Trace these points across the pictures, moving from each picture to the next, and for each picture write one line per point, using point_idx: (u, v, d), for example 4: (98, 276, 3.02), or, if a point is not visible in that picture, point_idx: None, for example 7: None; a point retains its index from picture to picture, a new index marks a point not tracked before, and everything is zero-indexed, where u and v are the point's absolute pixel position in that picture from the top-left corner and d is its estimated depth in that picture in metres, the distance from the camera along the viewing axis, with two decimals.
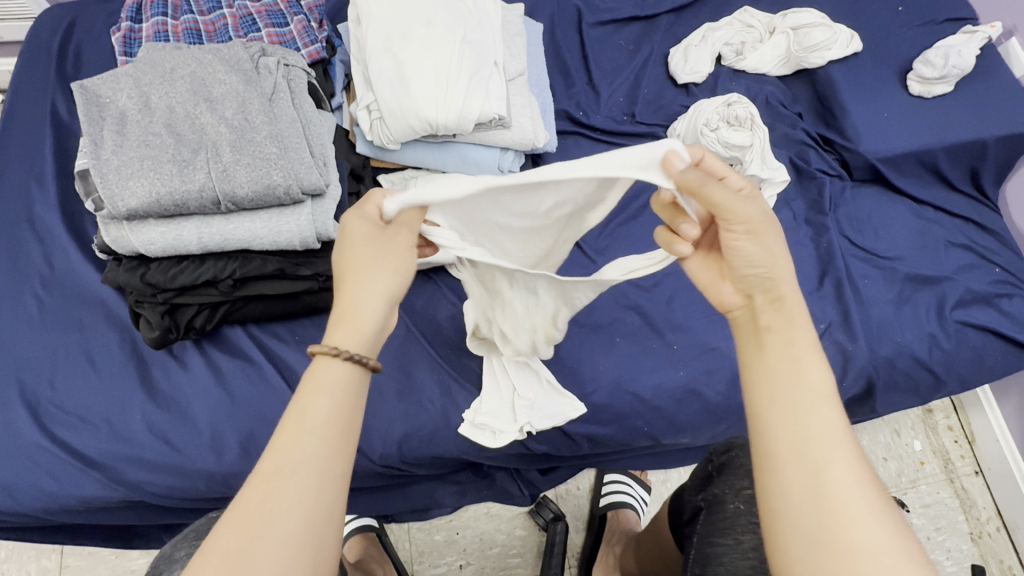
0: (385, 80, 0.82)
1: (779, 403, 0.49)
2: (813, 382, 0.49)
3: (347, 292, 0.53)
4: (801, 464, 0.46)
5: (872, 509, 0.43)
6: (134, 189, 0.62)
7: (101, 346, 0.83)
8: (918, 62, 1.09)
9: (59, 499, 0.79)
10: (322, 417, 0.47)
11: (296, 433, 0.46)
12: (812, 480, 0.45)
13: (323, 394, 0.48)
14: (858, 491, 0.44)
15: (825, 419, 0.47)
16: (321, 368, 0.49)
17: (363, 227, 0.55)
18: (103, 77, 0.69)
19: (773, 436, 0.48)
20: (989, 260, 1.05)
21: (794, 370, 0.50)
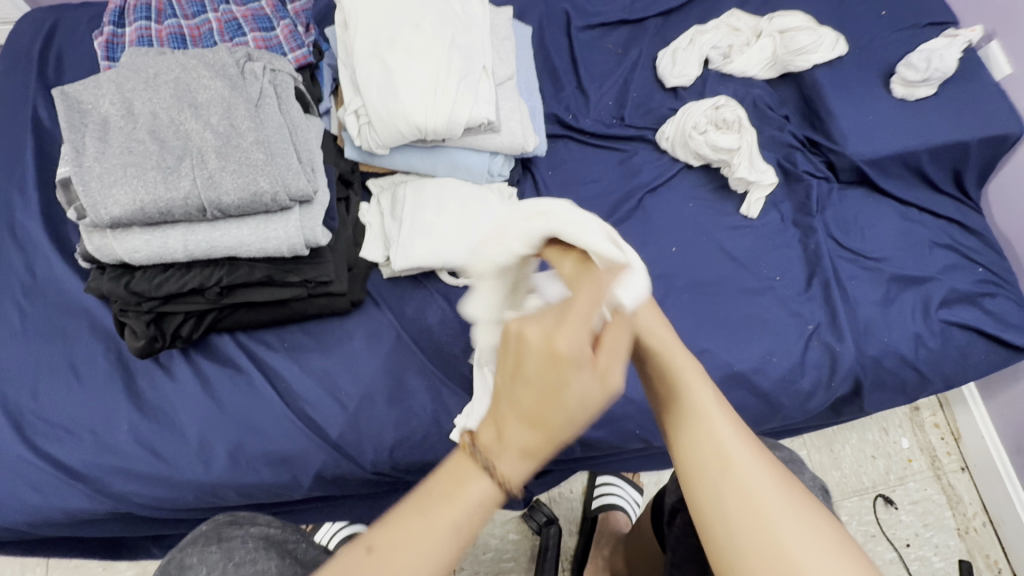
0: (373, 84, 0.82)
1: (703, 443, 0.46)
2: (701, 401, 0.48)
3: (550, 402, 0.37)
4: (719, 490, 0.45)
5: (791, 509, 0.43)
6: (117, 197, 0.61)
7: (85, 355, 0.81)
8: (902, 65, 1.11)
9: (43, 512, 0.77)
10: (456, 525, 0.39)
11: (429, 529, 0.39)
12: (730, 507, 0.44)
13: (465, 506, 0.39)
14: (773, 489, 0.44)
15: (725, 433, 0.47)
16: (460, 461, 0.40)
17: (564, 318, 0.37)
18: (85, 83, 0.68)
19: (695, 474, 0.46)
20: (973, 259, 1.07)
21: (684, 403, 0.48)
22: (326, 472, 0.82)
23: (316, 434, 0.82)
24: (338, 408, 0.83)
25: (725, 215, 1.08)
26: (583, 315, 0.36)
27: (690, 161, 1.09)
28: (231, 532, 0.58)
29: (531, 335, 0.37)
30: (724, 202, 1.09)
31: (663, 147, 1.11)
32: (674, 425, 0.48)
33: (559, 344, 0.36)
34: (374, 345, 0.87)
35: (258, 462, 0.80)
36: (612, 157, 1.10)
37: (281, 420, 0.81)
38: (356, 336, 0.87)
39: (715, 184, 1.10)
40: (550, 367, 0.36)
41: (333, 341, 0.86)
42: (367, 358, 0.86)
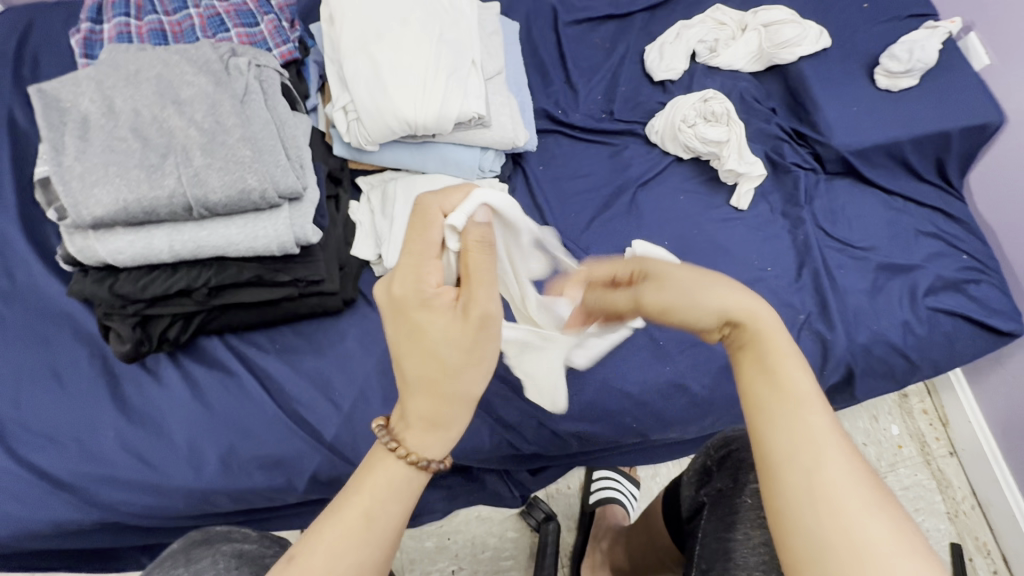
0: (361, 80, 0.81)
1: (780, 407, 0.47)
2: (795, 378, 0.48)
3: (422, 371, 0.48)
4: (795, 460, 0.43)
5: (871, 505, 0.41)
6: (100, 196, 0.60)
7: (69, 362, 0.79)
8: (885, 56, 1.12)
9: (26, 524, 0.74)
10: (382, 497, 0.48)
11: (352, 524, 0.47)
12: (810, 475, 0.42)
13: (382, 485, 0.49)
14: (863, 488, 0.41)
15: (820, 425, 0.45)
16: (377, 449, 0.50)
17: (417, 263, 0.49)
18: (63, 80, 0.65)
19: (778, 433, 0.45)
20: (957, 247, 1.09)
21: (775, 373, 0.49)
22: (321, 474, 0.81)
23: (310, 435, 0.80)
24: (332, 409, 0.82)
25: (715, 207, 1.08)
26: (427, 250, 0.49)
27: (680, 154, 1.10)
28: (199, 554, 0.53)
29: (401, 297, 0.48)
30: (714, 195, 1.09)
31: (653, 140, 1.11)
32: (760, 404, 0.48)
33: (417, 312, 0.48)
34: (368, 344, 0.86)
35: (250, 466, 0.78)
36: (602, 151, 1.10)
37: (274, 423, 0.80)
38: (349, 335, 0.86)
39: (704, 177, 1.11)
40: (407, 314, 0.48)
41: (325, 341, 0.85)
42: (360, 358, 0.85)
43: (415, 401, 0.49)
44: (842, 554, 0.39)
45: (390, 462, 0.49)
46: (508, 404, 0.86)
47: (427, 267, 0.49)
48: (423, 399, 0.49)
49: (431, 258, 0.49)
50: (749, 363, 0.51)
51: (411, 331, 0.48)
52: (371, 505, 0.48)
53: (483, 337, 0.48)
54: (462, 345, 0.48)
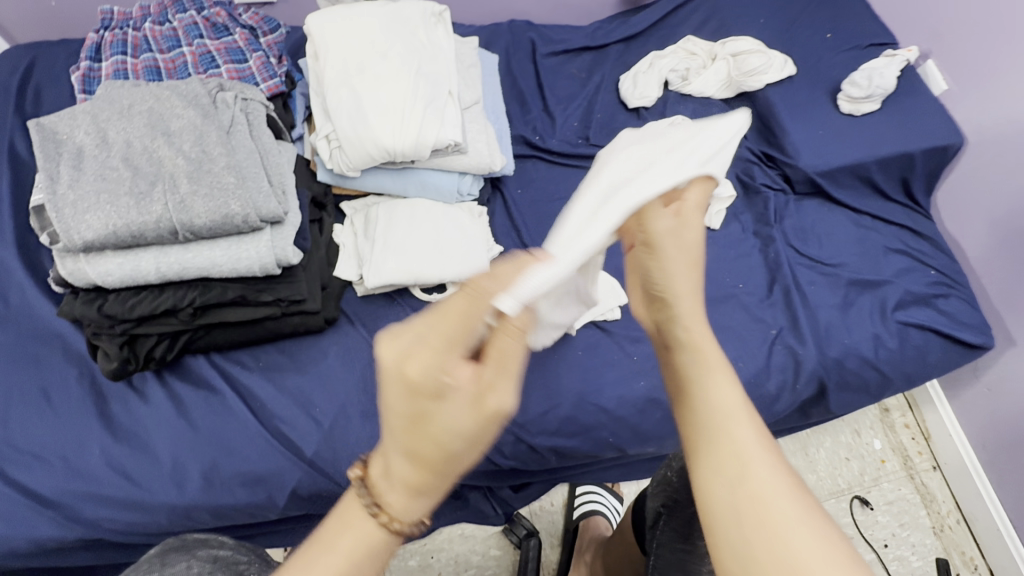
0: (343, 110, 0.85)
1: (708, 423, 0.49)
2: (717, 391, 0.50)
3: (422, 440, 0.41)
4: (721, 472, 0.46)
5: (798, 512, 0.42)
6: (90, 222, 0.63)
7: (58, 381, 0.82)
8: (846, 82, 1.18)
9: (10, 542, 0.76)
10: (360, 555, 0.44)
11: None
12: (733, 489, 0.45)
13: (349, 544, 0.44)
14: (787, 496, 0.43)
15: (746, 434, 0.47)
16: (353, 499, 0.45)
17: (441, 340, 0.40)
18: (60, 115, 0.70)
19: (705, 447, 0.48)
20: (924, 263, 1.12)
21: (702, 389, 0.51)
22: (302, 489, 0.83)
23: (292, 451, 0.83)
24: (313, 425, 0.84)
25: None
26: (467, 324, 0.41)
27: None
28: (176, 559, 0.52)
29: (409, 371, 0.40)
30: None
31: None
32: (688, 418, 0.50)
33: (422, 387, 0.39)
34: (350, 362, 0.89)
35: (232, 482, 0.80)
36: (579, 175, 1.15)
37: (256, 439, 0.82)
38: (331, 354, 0.89)
39: None
40: (405, 395, 0.40)
41: (308, 359, 0.88)
42: (342, 375, 0.87)
43: (395, 473, 0.43)
44: (768, 566, 0.40)
45: (364, 521, 0.44)
46: None
47: (455, 348, 0.40)
48: (410, 465, 0.43)
49: (464, 345, 0.40)
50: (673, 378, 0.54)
51: (415, 407, 0.40)
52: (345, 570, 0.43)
53: (495, 427, 0.42)
54: (468, 428, 0.41)
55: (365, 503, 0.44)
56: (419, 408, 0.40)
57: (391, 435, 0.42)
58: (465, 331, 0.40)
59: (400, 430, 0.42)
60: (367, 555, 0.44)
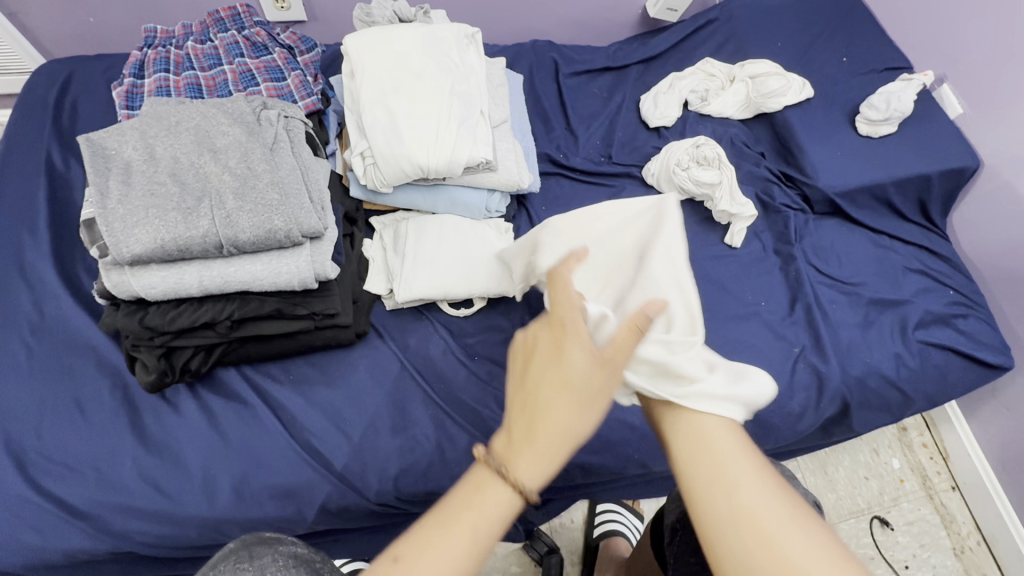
0: (379, 128, 0.87)
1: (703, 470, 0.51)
2: (714, 439, 0.53)
3: (545, 391, 0.52)
4: (726, 513, 0.48)
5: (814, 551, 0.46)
6: (139, 235, 0.65)
7: (91, 392, 0.82)
8: (864, 105, 1.20)
9: (41, 553, 0.76)
10: (487, 524, 0.49)
11: (456, 532, 0.49)
12: (740, 527, 0.47)
13: (484, 511, 0.49)
14: (792, 532, 0.47)
15: (726, 449, 0.53)
16: (486, 474, 0.51)
17: (570, 311, 0.54)
18: (109, 130, 0.72)
19: (708, 496, 0.50)
20: (943, 283, 1.13)
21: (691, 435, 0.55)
22: (330, 503, 0.83)
23: (321, 465, 0.83)
24: (342, 438, 0.84)
25: (710, 244, 1.14)
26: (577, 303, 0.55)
27: (675, 195, 1.16)
28: (263, 551, 0.53)
29: (562, 358, 0.52)
30: (708, 233, 1.15)
31: (649, 182, 1.18)
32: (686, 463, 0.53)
33: (559, 347, 0.53)
34: (378, 376, 0.89)
35: (262, 496, 0.80)
36: (601, 192, 1.17)
37: (286, 452, 0.82)
38: (360, 367, 0.89)
39: (698, 217, 1.16)
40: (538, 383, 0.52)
41: (337, 372, 0.88)
42: (371, 390, 0.88)
43: (527, 447, 0.50)
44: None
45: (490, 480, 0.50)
46: None
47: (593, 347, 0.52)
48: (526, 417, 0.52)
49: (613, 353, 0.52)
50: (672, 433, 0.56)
51: (547, 355, 0.53)
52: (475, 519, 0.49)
53: (599, 396, 0.52)
54: (587, 387, 0.51)
55: (491, 475, 0.51)
56: (549, 355, 0.53)
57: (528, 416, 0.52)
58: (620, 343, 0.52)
59: (521, 384, 0.54)
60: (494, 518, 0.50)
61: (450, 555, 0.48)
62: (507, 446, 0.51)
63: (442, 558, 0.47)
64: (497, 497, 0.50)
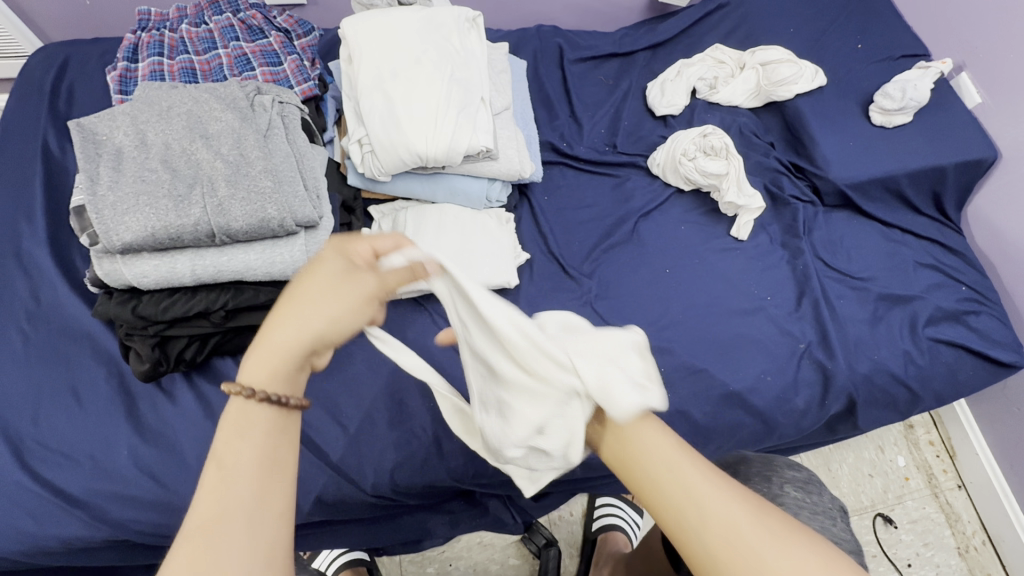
0: (376, 115, 0.85)
1: (667, 492, 0.42)
2: (672, 451, 0.44)
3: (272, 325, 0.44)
4: (684, 514, 0.41)
5: (777, 537, 0.39)
6: (130, 223, 0.63)
7: (87, 380, 0.82)
8: (879, 94, 1.16)
9: (38, 540, 0.76)
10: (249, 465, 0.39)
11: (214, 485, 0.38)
12: (702, 530, 0.40)
13: (246, 432, 0.40)
14: (748, 521, 0.39)
15: (685, 465, 0.43)
16: (234, 412, 0.41)
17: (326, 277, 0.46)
18: (100, 115, 0.70)
19: (664, 511, 0.42)
20: (956, 278, 1.11)
21: (648, 453, 0.44)
22: (326, 495, 0.82)
23: (317, 456, 0.82)
24: (339, 430, 0.84)
25: (716, 237, 1.11)
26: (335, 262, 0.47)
27: (681, 186, 1.13)
28: None
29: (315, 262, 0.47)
30: (714, 225, 1.12)
31: (654, 172, 1.15)
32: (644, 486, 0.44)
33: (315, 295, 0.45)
34: (375, 367, 0.88)
35: None
36: (606, 182, 1.14)
37: None
38: (358, 358, 0.88)
39: (704, 208, 1.14)
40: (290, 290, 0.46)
41: (335, 364, 0.88)
42: (369, 382, 0.87)
43: (261, 351, 0.43)
44: None
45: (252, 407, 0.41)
46: None
47: (350, 254, 0.47)
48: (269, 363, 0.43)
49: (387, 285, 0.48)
50: (622, 458, 0.45)
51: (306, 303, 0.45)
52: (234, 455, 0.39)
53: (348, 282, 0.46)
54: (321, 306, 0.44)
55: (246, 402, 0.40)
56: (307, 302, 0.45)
57: (263, 341, 0.44)
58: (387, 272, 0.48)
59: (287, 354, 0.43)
60: (279, 427, 0.42)
61: (252, 490, 0.38)
62: (244, 366, 0.42)
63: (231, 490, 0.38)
64: (266, 415, 0.41)
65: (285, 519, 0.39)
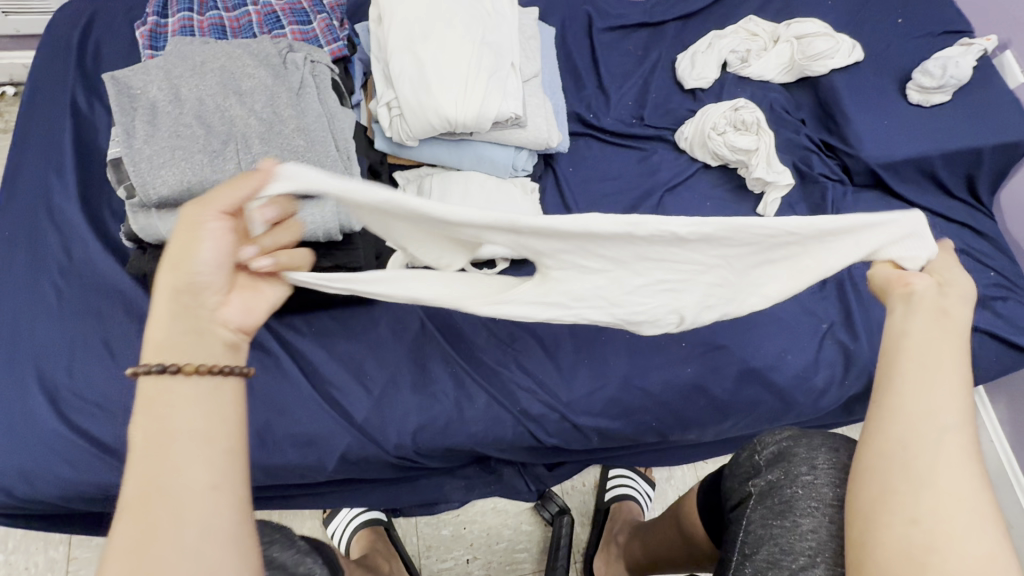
0: (406, 78, 0.84)
1: (920, 371, 0.52)
2: (955, 364, 0.52)
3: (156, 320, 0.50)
4: (920, 399, 0.50)
5: (964, 473, 0.46)
6: (165, 177, 0.64)
7: (119, 335, 0.84)
8: (918, 71, 1.13)
9: (76, 486, 0.79)
10: (186, 425, 0.46)
11: (153, 447, 0.44)
12: (927, 413, 0.49)
13: (175, 408, 0.46)
14: (961, 448, 0.47)
15: (958, 393, 0.50)
16: (154, 390, 0.47)
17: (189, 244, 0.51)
18: (135, 70, 0.70)
19: (908, 378, 0.52)
20: (985, 264, 1.09)
21: (947, 342, 0.53)
22: (350, 454, 0.84)
23: (342, 416, 0.84)
24: (363, 392, 0.85)
25: (741, 214, 1.10)
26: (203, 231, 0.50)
27: (708, 161, 1.11)
28: None
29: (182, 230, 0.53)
30: (740, 202, 1.11)
31: (682, 147, 1.13)
32: (912, 358, 0.53)
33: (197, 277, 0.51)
34: (400, 332, 0.89)
35: (285, 443, 0.82)
36: (631, 156, 1.13)
37: (309, 402, 0.84)
38: (383, 323, 0.89)
39: (731, 184, 1.12)
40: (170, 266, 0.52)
41: (360, 327, 0.89)
42: (394, 346, 0.88)
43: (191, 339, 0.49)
44: (916, 477, 0.46)
45: (184, 383, 0.47)
46: (532, 397, 0.89)
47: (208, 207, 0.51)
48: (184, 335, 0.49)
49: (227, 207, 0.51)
50: (921, 329, 0.55)
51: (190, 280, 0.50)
52: (172, 424, 0.46)
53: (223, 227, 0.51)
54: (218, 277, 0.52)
55: (157, 377, 0.47)
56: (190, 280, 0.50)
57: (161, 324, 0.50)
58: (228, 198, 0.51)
59: (188, 330, 0.50)
60: (207, 398, 0.48)
61: (182, 462, 0.44)
62: (146, 351, 0.48)
63: (163, 464, 0.44)
64: (187, 386, 0.47)
65: (233, 456, 0.47)
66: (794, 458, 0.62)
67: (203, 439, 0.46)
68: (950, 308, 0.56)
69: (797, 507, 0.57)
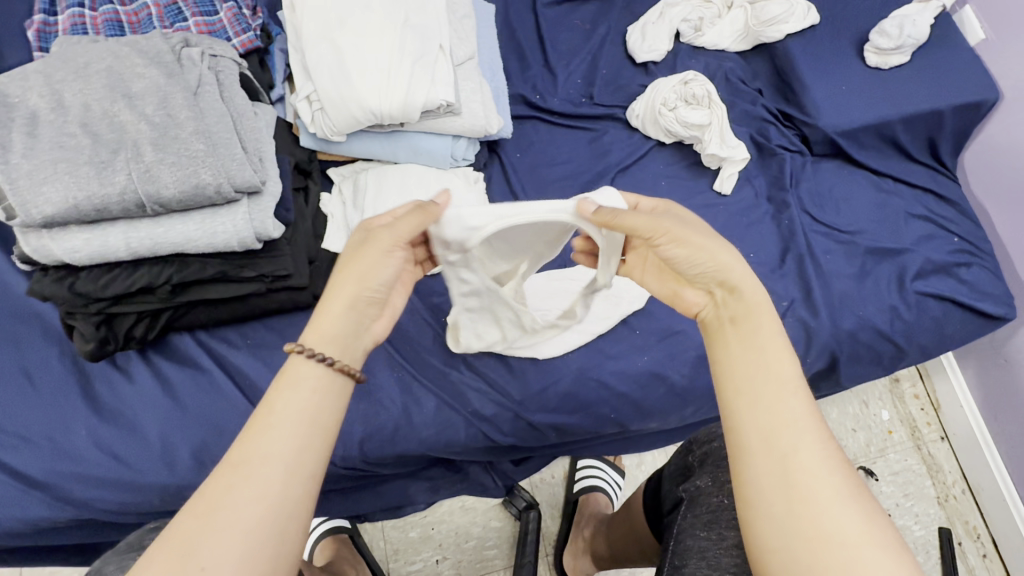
0: (324, 68, 0.78)
1: (754, 397, 0.51)
2: (773, 367, 0.52)
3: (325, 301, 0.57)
4: (772, 446, 0.49)
5: (844, 497, 0.46)
6: (48, 194, 0.58)
7: (39, 360, 0.79)
8: (874, 32, 1.08)
9: (3, 522, 0.75)
10: (295, 409, 0.50)
11: (265, 420, 0.49)
12: (781, 459, 0.48)
13: (293, 391, 0.51)
14: (826, 474, 0.47)
15: (794, 408, 0.50)
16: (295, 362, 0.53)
17: (379, 254, 0.59)
18: (11, 75, 0.64)
19: (745, 423, 0.51)
20: (948, 229, 1.06)
21: (752, 348, 0.54)
22: None
23: None
24: None
25: (698, 192, 1.06)
26: (383, 252, 0.59)
27: (661, 138, 1.07)
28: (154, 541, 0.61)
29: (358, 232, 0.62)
30: (697, 179, 1.06)
31: (634, 125, 1.08)
32: (743, 397, 0.51)
33: (370, 273, 0.58)
34: None
35: None
36: (582, 137, 1.08)
37: (246, 419, 0.79)
38: None
39: (686, 161, 1.08)
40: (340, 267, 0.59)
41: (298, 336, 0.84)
42: None
43: (319, 321, 0.56)
44: (807, 537, 0.45)
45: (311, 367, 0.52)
46: (483, 397, 0.87)
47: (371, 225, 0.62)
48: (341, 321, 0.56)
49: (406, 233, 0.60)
50: (729, 352, 0.55)
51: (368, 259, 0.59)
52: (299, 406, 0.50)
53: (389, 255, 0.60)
54: (369, 271, 0.58)
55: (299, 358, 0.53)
56: (369, 262, 0.59)
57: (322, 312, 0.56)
58: (406, 233, 0.60)
59: (343, 320, 0.56)
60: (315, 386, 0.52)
61: (288, 444, 0.48)
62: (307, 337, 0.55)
63: (270, 443, 0.48)
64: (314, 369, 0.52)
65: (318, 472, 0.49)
66: (719, 460, 0.62)
67: (319, 428, 0.50)
68: (735, 309, 0.57)
69: (724, 519, 0.57)
